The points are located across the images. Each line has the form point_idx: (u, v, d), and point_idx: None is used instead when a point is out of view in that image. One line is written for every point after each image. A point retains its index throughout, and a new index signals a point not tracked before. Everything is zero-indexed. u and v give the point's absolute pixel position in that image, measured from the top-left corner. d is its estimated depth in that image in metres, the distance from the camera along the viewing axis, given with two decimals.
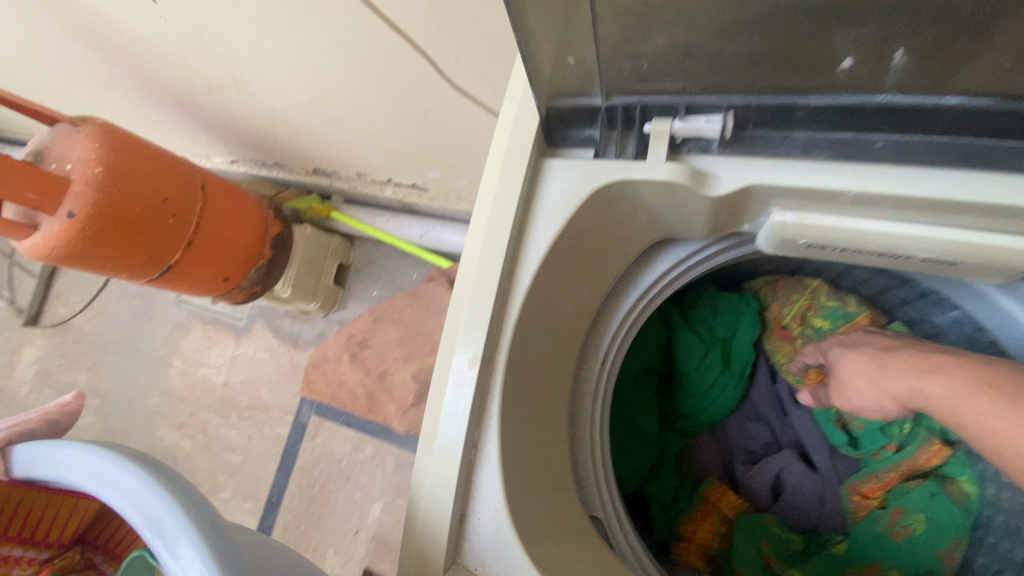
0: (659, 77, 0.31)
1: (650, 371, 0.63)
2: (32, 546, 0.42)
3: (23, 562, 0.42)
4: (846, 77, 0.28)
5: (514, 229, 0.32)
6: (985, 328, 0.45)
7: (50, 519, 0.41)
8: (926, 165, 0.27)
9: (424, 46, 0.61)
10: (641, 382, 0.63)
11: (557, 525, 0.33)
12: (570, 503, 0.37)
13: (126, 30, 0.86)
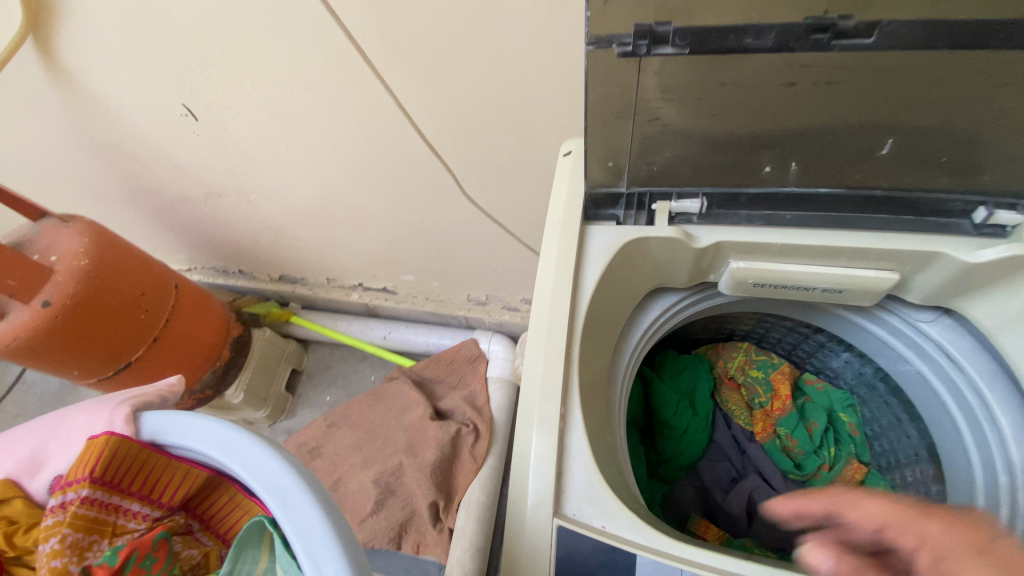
0: (661, 174, 0.48)
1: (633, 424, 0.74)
2: (148, 502, 0.40)
3: (137, 519, 0.39)
4: (766, 176, 0.47)
5: (574, 268, 0.46)
6: (866, 366, 0.66)
7: (170, 478, 0.40)
8: (819, 226, 0.46)
9: (449, 163, 0.79)
10: (628, 436, 0.74)
11: (625, 493, 0.40)
12: (627, 488, 0.43)
13: (147, 149, 0.97)
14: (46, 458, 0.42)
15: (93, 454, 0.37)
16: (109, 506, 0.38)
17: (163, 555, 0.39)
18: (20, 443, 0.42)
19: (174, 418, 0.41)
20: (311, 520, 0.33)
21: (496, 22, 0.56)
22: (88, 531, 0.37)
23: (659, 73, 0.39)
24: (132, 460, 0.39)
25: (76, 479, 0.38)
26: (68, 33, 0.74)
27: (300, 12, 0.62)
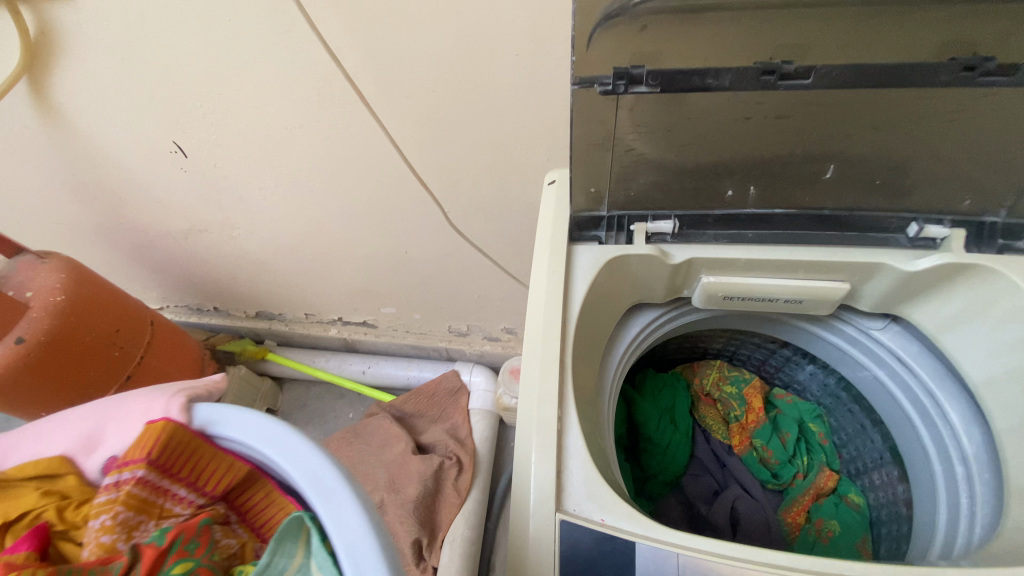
0: (637, 199, 0.53)
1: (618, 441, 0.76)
2: (195, 488, 0.43)
3: (182, 504, 0.42)
4: (729, 200, 0.53)
5: (563, 284, 0.50)
6: (829, 377, 0.71)
7: (215, 470, 0.44)
8: (777, 243, 0.52)
9: (436, 194, 0.84)
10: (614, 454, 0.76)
11: (619, 490, 0.43)
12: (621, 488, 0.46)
13: (129, 186, 0.97)
14: (105, 441, 0.46)
15: (150, 438, 0.42)
16: (161, 488, 0.42)
17: (205, 541, 0.40)
18: (81, 424, 0.47)
19: (234, 412, 0.46)
20: (351, 517, 0.38)
21: (484, 64, 0.62)
22: (139, 510, 0.40)
23: (632, 110, 0.45)
24: (184, 447, 0.43)
25: (133, 459, 0.42)
26: (62, 73, 0.76)
27: (299, 56, 0.66)
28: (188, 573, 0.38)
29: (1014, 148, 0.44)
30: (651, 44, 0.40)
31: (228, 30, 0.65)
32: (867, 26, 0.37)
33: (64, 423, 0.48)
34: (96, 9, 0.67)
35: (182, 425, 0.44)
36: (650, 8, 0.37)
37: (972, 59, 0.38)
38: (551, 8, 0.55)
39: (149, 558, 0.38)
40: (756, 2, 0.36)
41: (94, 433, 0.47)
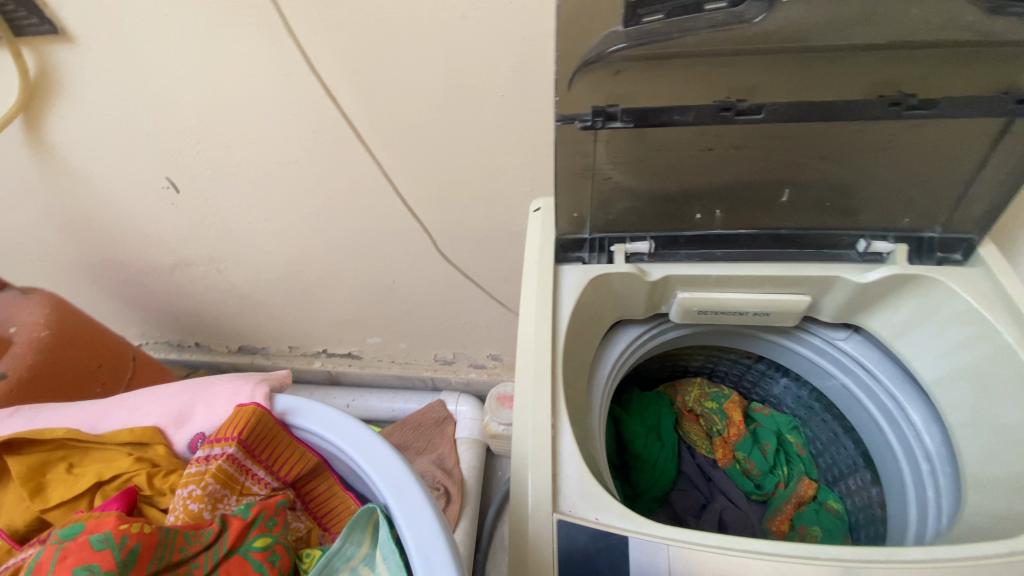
0: (616, 222, 0.58)
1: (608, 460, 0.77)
2: (271, 474, 0.62)
3: (259, 484, 0.61)
4: (698, 222, 0.58)
5: (551, 301, 0.54)
6: (802, 389, 0.75)
7: (292, 456, 0.62)
8: (743, 261, 0.57)
9: (425, 223, 0.87)
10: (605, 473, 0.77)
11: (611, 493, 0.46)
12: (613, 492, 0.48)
13: (118, 222, 0.99)
14: (190, 422, 0.67)
15: (243, 421, 0.60)
16: (244, 468, 0.60)
17: (279, 520, 0.59)
18: (171, 404, 0.67)
19: (331, 417, 0.63)
20: (418, 507, 0.50)
21: (471, 102, 0.68)
22: (227, 484, 0.58)
23: (609, 143, 0.50)
24: (271, 433, 0.61)
25: (227, 437, 0.59)
26: (61, 113, 0.79)
27: (297, 97, 0.70)
28: (266, 544, 0.56)
29: (939, 171, 0.51)
30: (624, 85, 0.45)
31: (229, 73, 0.69)
32: (807, 69, 0.43)
33: (154, 402, 0.67)
34: (100, 54, 0.70)
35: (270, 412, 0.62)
36: (622, 55, 0.42)
37: (896, 95, 0.44)
38: (532, 53, 0.61)
39: (238, 527, 0.56)
40: (712, 50, 0.42)
41: (181, 413, 0.67)
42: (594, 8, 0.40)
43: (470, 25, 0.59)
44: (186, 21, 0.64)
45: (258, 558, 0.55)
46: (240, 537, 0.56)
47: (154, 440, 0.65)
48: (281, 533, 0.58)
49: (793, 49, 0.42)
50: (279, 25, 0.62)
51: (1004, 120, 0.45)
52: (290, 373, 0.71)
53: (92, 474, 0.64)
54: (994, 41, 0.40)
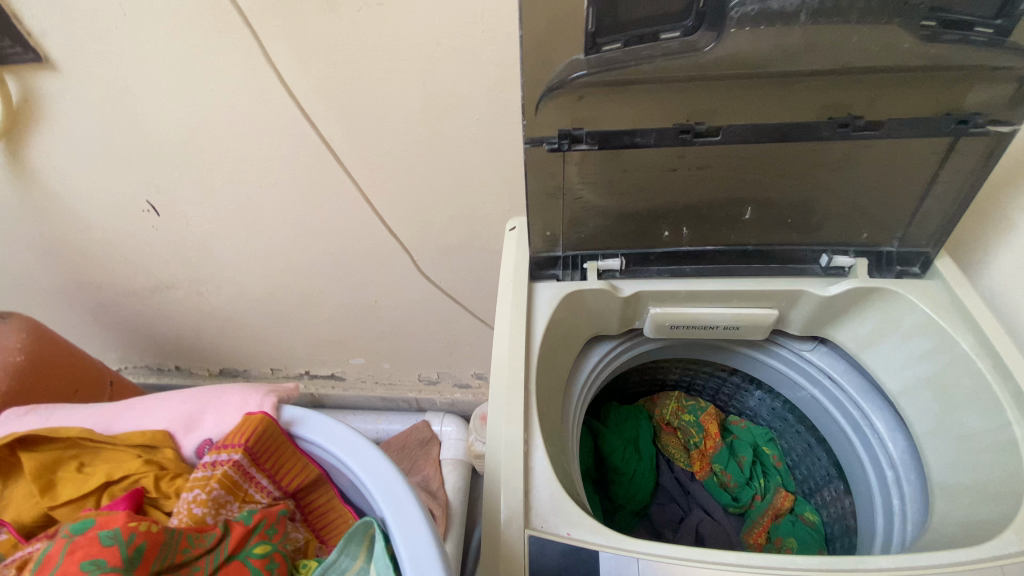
0: (587, 241, 0.59)
1: (586, 474, 0.77)
2: (274, 482, 0.62)
3: (262, 492, 0.62)
4: (666, 239, 0.59)
5: (525, 318, 0.55)
6: (777, 401, 0.76)
7: (293, 466, 0.62)
8: (711, 277, 0.59)
9: (406, 243, 0.88)
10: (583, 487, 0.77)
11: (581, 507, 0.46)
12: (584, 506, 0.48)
13: (96, 245, 0.98)
14: (199, 428, 0.66)
15: (251, 429, 0.59)
16: (249, 476, 0.60)
17: (279, 529, 0.60)
18: (183, 408, 0.67)
19: (326, 426, 0.61)
20: (416, 524, 0.48)
21: (448, 125, 0.70)
22: (230, 490, 0.59)
23: (577, 165, 0.52)
24: (276, 441, 0.61)
25: (233, 444, 0.60)
26: (41, 138, 0.79)
27: (276, 121, 0.71)
28: (266, 552, 0.57)
29: (894, 189, 0.53)
30: (588, 110, 0.47)
31: (208, 98, 0.70)
32: (761, 94, 0.45)
33: (167, 406, 0.67)
34: (81, 81, 0.71)
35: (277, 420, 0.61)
36: (583, 81, 0.44)
37: (845, 118, 0.47)
38: (506, 80, 0.64)
39: (240, 533, 0.57)
40: (669, 76, 0.44)
41: (193, 418, 0.67)
42: (556, 37, 0.42)
43: (445, 52, 0.62)
44: (167, 48, 0.65)
45: (257, 565, 0.56)
46: (240, 543, 0.57)
47: (163, 444, 0.66)
48: (280, 541, 0.59)
49: (745, 75, 0.44)
50: (258, 52, 0.63)
51: (950, 139, 0.48)
52: (297, 386, 0.70)
53: (101, 474, 0.65)
54: (933, 67, 0.43)
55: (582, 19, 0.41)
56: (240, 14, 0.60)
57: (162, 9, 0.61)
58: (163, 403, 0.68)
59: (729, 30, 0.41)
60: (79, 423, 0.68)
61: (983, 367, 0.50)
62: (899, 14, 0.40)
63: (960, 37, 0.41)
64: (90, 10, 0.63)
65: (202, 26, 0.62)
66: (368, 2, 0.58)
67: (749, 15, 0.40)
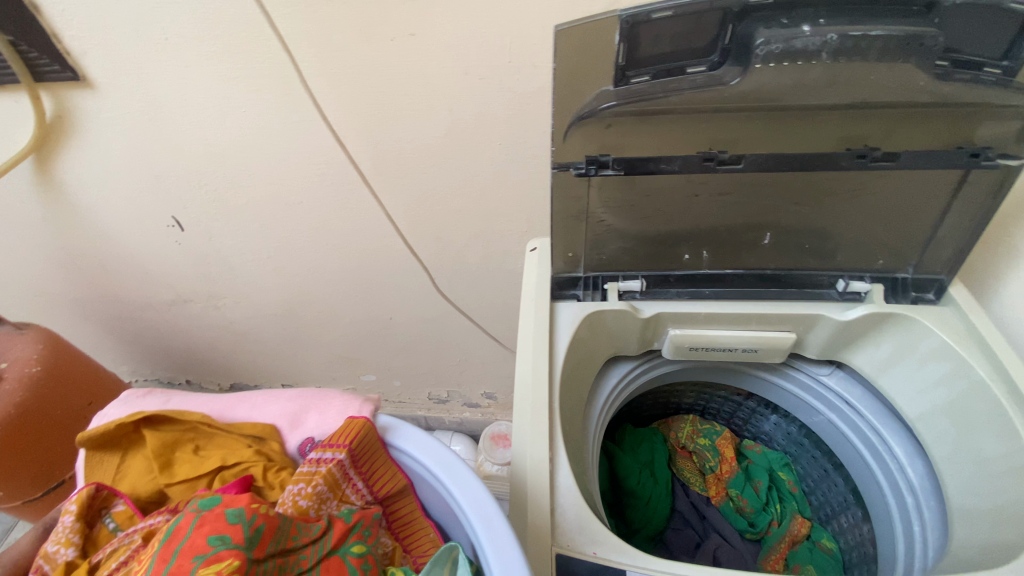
0: (608, 262, 0.61)
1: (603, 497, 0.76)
2: (368, 487, 0.61)
3: (357, 495, 0.61)
4: (686, 262, 0.61)
5: (547, 338, 0.56)
6: (792, 426, 0.77)
7: (385, 474, 0.61)
8: (729, 300, 0.60)
9: (425, 262, 0.90)
10: None
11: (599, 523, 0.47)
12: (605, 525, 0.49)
13: (118, 258, 1.00)
14: (303, 425, 0.71)
15: (354, 431, 0.60)
16: (347, 476, 0.60)
17: (373, 532, 0.58)
18: (288, 407, 0.73)
19: (412, 433, 0.61)
20: (509, 546, 0.42)
21: (471, 148, 0.72)
22: (331, 487, 0.58)
23: (600, 189, 0.54)
24: (373, 445, 0.61)
25: (337, 443, 0.60)
26: (73, 153, 0.82)
27: (305, 141, 0.74)
28: (362, 552, 0.55)
29: (909, 218, 0.55)
30: (615, 137, 0.49)
31: (241, 119, 0.73)
32: (782, 124, 0.47)
33: (276, 402, 0.73)
34: (117, 100, 0.74)
35: (374, 425, 0.62)
36: (612, 111, 0.46)
37: (862, 148, 0.49)
38: (529, 107, 0.66)
39: (342, 529, 0.55)
40: (694, 107, 0.46)
41: (297, 416, 0.72)
42: (587, 68, 0.44)
43: (473, 80, 0.64)
44: (205, 72, 0.68)
45: (355, 565, 0.53)
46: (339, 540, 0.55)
47: (271, 437, 0.70)
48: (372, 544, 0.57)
49: (766, 107, 0.45)
50: (294, 76, 0.66)
51: (962, 171, 0.50)
52: (378, 400, 0.72)
53: (216, 458, 0.69)
54: (946, 103, 0.45)
55: (612, 53, 0.43)
56: (279, 41, 0.63)
57: (204, 35, 0.64)
58: (275, 400, 0.74)
59: (754, 66, 0.42)
60: (197, 409, 0.73)
61: (997, 393, 0.51)
62: (916, 54, 0.41)
63: (972, 76, 0.43)
64: (134, 35, 0.66)
65: (241, 52, 0.65)
66: (401, 32, 0.61)
67: (773, 53, 0.41)
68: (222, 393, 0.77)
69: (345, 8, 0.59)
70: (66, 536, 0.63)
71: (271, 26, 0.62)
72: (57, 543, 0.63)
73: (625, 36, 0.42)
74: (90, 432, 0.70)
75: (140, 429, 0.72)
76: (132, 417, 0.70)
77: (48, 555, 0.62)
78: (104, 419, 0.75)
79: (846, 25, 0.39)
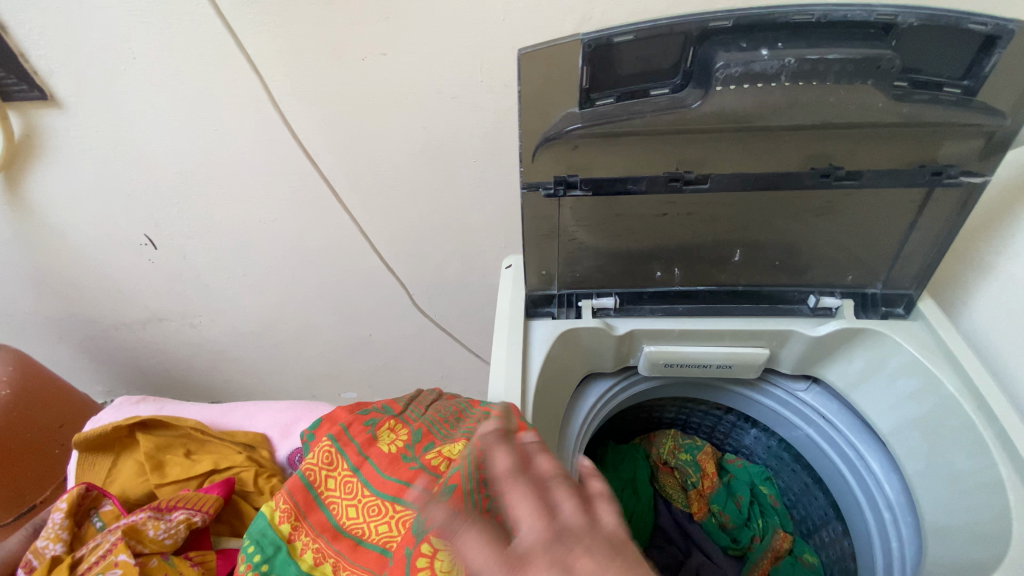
0: (582, 280, 0.61)
1: None
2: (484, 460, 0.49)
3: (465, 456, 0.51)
4: (659, 279, 0.61)
5: (520, 358, 0.55)
6: (772, 441, 0.77)
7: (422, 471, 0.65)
8: (702, 317, 0.60)
9: (402, 277, 0.89)
10: None
11: None
12: None
13: (90, 277, 0.98)
14: (291, 435, 0.87)
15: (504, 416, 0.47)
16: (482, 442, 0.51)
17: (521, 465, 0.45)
18: (279, 419, 0.89)
19: None
20: None
21: (446, 166, 0.72)
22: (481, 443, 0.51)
23: (572, 208, 0.54)
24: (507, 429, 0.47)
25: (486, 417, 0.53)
26: (42, 173, 0.80)
27: (277, 158, 0.73)
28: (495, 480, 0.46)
29: (877, 234, 0.55)
30: (582, 158, 0.49)
31: (212, 138, 0.72)
32: (747, 145, 0.47)
33: (268, 415, 0.89)
34: (86, 120, 0.73)
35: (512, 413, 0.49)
36: (578, 133, 0.46)
37: (826, 168, 0.49)
38: (501, 126, 0.66)
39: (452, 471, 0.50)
40: (658, 129, 0.46)
41: (287, 427, 0.88)
42: (552, 90, 0.44)
43: (445, 98, 0.64)
44: (174, 91, 0.67)
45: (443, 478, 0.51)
46: (436, 419, 0.61)
47: (263, 445, 0.86)
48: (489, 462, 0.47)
49: (730, 129, 0.46)
50: (264, 95, 0.66)
51: (925, 189, 0.50)
52: None
53: (208, 461, 0.82)
54: (907, 123, 0.45)
55: (576, 76, 0.43)
56: (248, 61, 0.62)
57: (173, 54, 0.64)
58: (264, 413, 0.90)
59: (715, 89, 0.42)
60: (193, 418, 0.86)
61: (968, 409, 0.51)
62: (872, 76, 0.41)
63: (930, 96, 0.43)
64: (100, 55, 0.65)
65: (211, 72, 0.65)
66: (372, 52, 0.61)
67: (732, 76, 0.41)
68: (211, 406, 0.92)
69: (314, 27, 0.59)
70: (55, 532, 0.75)
71: (239, 46, 0.61)
72: (46, 540, 0.75)
73: (588, 59, 0.42)
74: (87, 433, 0.82)
75: (131, 433, 0.86)
76: (127, 421, 0.83)
77: (38, 550, 0.74)
78: (98, 422, 0.89)
79: (804, 49, 0.40)
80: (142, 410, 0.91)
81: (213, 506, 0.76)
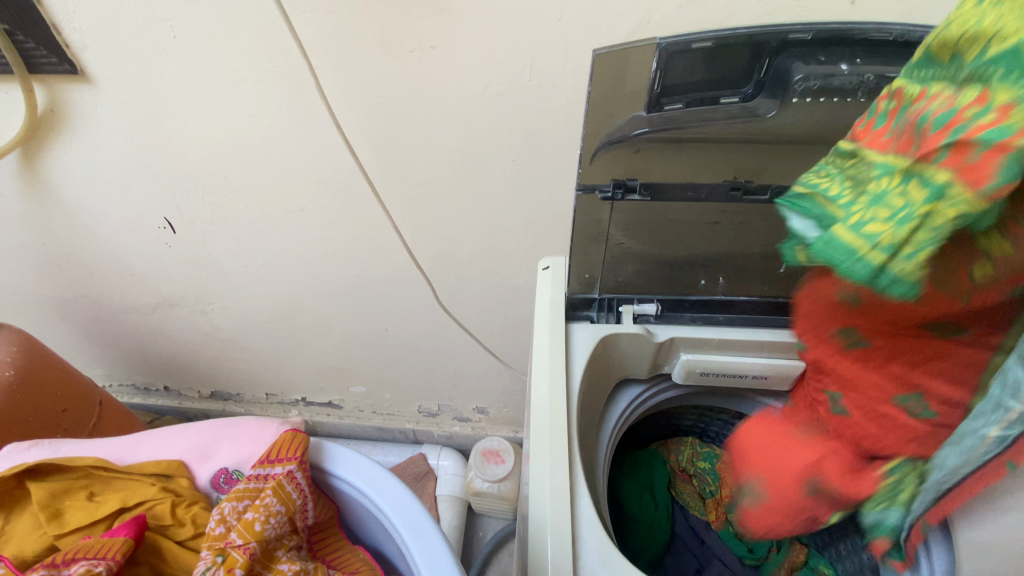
0: (624, 285, 0.61)
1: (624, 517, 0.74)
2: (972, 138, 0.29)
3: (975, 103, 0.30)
4: (702, 288, 0.62)
5: (564, 357, 0.55)
6: None
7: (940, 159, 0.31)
8: (743, 326, 0.59)
9: (427, 273, 0.88)
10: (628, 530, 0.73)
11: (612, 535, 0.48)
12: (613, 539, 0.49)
13: (103, 260, 0.96)
14: (214, 455, 0.84)
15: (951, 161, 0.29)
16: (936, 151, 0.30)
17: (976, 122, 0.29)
18: (199, 439, 0.85)
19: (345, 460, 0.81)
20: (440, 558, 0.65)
21: (484, 164, 0.71)
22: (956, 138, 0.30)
23: (621, 214, 0.54)
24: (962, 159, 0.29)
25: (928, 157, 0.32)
26: (63, 151, 0.78)
27: (312, 146, 0.72)
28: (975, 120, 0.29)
29: None
30: (641, 162, 0.49)
31: (246, 122, 0.71)
32: (805, 158, 0.48)
33: (179, 439, 0.85)
34: (118, 98, 0.71)
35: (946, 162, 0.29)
36: (645, 137, 0.47)
37: None
38: (544, 126, 0.66)
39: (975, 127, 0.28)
40: (725, 137, 0.47)
41: (206, 449, 0.84)
42: (621, 94, 0.45)
43: (491, 95, 0.64)
44: (214, 71, 0.66)
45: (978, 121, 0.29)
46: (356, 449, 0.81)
47: (179, 473, 0.82)
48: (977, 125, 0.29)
49: (792, 141, 0.47)
50: (309, 81, 0.65)
51: None
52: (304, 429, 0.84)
53: (113, 501, 0.78)
54: None
55: (648, 80, 0.44)
56: (298, 46, 0.61)
57: (217, 36, 0.62)
58: (179, 438, 0.85)
59: (791, 100, 0.43)
60: (90, 455, 0.83)
61: None
62: None
63: None
64: (139, 34, 0.64)
65: (255, 56, 0.63)
66: (422, 45, 0.60)
67: (810, 89, 0.42)
68: (115, 437, 0.86)
69: (367, 16, 0.58)
70: None
71: (291, 31, 0.60)
72: None
73: (663, 62, 0.42)
74: None
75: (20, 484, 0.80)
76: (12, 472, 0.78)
77: None
78: None
79: (881, 66, 0.40)
80: (35, 454, 0.82)
81: (119, 551, 0.71)
